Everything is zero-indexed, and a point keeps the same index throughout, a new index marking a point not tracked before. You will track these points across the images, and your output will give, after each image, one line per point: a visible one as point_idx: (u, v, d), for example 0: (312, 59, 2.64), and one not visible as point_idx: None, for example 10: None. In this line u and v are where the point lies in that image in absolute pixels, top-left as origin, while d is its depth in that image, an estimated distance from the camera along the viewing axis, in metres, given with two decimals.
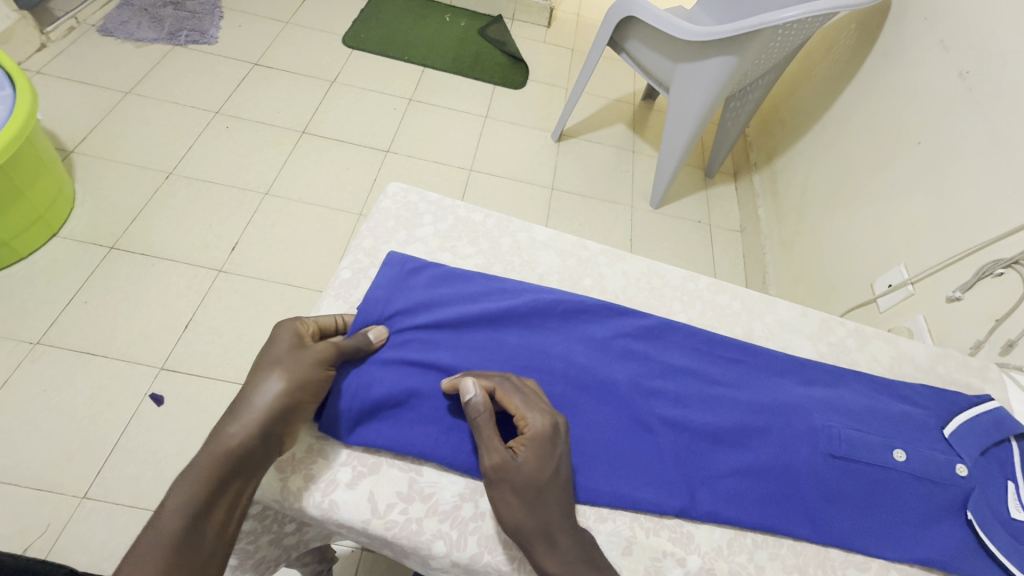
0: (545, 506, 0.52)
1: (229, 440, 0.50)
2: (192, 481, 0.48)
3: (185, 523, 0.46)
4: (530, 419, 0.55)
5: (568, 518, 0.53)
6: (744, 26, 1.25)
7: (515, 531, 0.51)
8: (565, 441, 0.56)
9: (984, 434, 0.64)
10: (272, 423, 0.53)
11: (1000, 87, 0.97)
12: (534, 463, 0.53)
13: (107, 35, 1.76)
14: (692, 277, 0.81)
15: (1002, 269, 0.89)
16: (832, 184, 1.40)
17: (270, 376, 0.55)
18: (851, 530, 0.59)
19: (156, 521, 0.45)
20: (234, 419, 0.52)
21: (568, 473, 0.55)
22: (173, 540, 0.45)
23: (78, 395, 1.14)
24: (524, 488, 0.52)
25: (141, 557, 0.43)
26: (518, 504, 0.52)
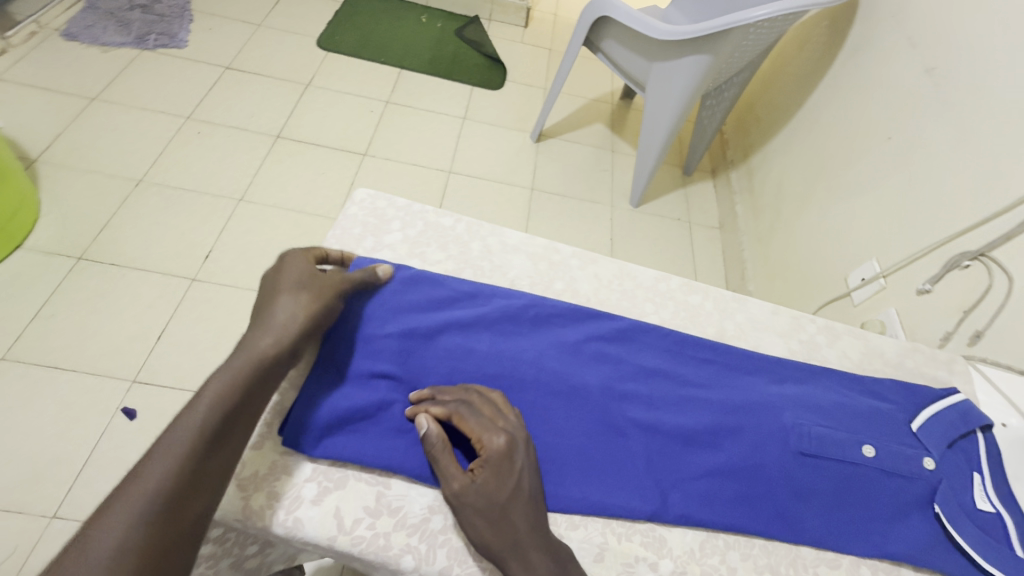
0: (514, 523, 0.51)
1: (260, 351, 0.54)
2: (226, 379, 0.51)
3: (217, 417, 0.48)
4: (485, 439, 0.54)
5: (539, 531, 0.52)
6: (715, 26, 1.26)
7: (488, 554, 0.51)
8: (526, 456, 0.56)
9: (949, 427, 0.65)
10: (300, 337, 0.57)
11: (964, 82, 0.99)
12: (493, 483, 0.53)
13: (71, 39, 1.71)
14: (664, 278, 0.81)
15: (968, 261, 0.91)
16: (806, 179, 1.42)
17: (294, 296, 0.59)
18: (822, 528, 0.60)
19: (190, 410, 0.48)
20: (265, 331, 0.56)
21: (532, 488, 0.54)
22: (205, 430, 0.47)
23: (45, 412, 1.10)
24: (488, 510, 0.52)
25: (172, 440, 0.46)
26: (484, 527, 0.51)
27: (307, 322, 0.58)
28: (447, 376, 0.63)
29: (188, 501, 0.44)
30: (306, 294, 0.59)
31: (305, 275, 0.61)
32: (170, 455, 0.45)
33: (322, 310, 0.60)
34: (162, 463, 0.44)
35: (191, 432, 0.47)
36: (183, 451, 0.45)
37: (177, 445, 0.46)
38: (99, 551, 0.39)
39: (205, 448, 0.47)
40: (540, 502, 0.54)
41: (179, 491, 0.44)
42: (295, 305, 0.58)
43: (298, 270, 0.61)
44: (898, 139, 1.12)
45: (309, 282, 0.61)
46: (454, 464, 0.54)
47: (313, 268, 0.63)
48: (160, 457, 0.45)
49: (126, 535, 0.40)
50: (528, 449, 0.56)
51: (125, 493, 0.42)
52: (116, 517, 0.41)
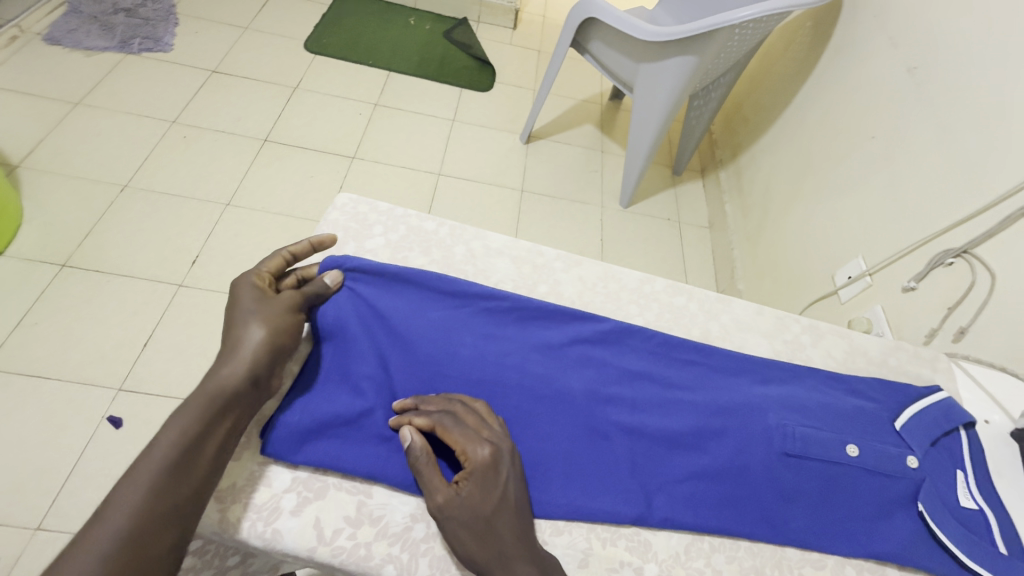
0: (499, 536, 0.50)
1: (222, 379, 0.52)
2: (195, 403, 0.50)
3: (187, 443, 0.47)
4: (469, 450, 0.53)
5: (524, 544, 0.51)
6: (701, 26, 1.27)
7: (475, 567, 0.50)
8: (512, 466, 0.55)
9: (933, 424, 0.66)
10: (264, 358, 0.55)
11: (945, 81, 0.99)
12: (479, 495, 0.52)
13: (54, 43, 1.68)
14: (648, 280, 0.81)
15: (952, 258, 0.91)
16: (793, 178, 1.43)
17: (252, 317, 0.56)
18: (807, 528, 0.60)
19: (158, 438, 0.47)
20: (223, 363, 0.53)
21: (518, 499, 0.54)
22: (169, 463, 0.46)
23: (29, 422, 1.08)
24: (473, 522, 0.51)
25: (133, 480, 0.44)
26: (470, 541, 0.50)
27: (267, 343, 0.56)
28: (429, 383, 0.62)
29: (161, 528, 0.43)
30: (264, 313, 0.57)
31: (261, 293, 0.59)
32: (139, 485, 0.44)
33: (283, 330, 0.58)
34: (131, 495, 0.43)
35: (161, 460, 0.46)
36: (148, 486, 0.44)
37: (146, 474, 0.45)
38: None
39: (178, 475, 0.46)
40: (526, 513, 0.54)
41: (151, 521, 0.43)
42: (253, 325, 0.56)
43: (252, 289, 0.59)
44: (882, 138, 1.13)
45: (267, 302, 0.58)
46: (439, 477, 0.54)
47: (266, 290, 0.60)
48: (130, 489, 0.44)
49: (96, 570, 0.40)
50: (513, 460, 0.56)
51: (94, 528, 0.41)
52: (86, 554, 0.40)
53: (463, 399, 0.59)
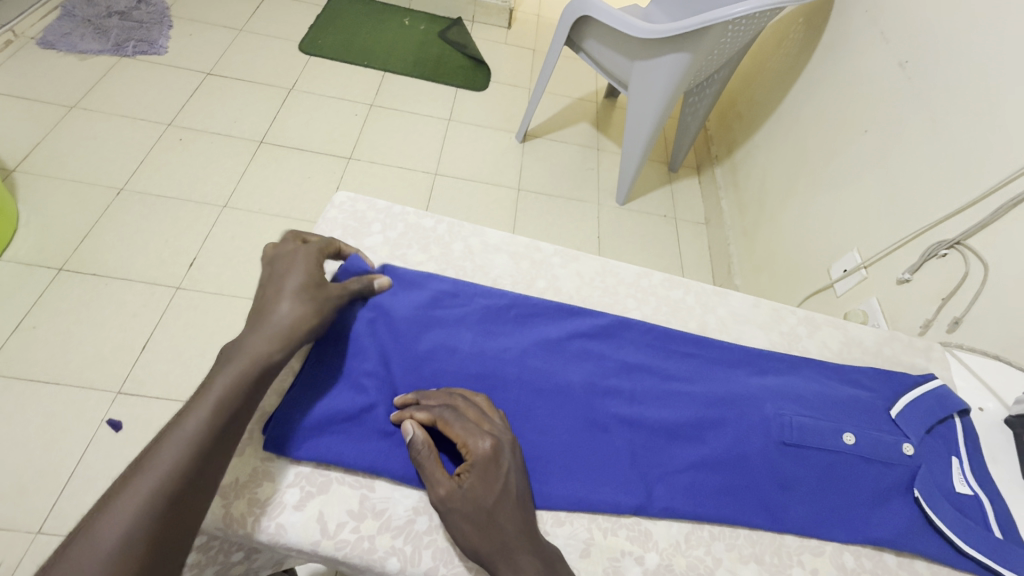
0: (502, 527, 0.51)
1: (258, 353, 0.53)
2: (222, 384, 0.50)
3: (212, 425, 0.48)
4: (470, 443, 0.54)
5: (527, 533, 0.51)
6: (695, 23, 1.27)
7: (478, 558, 0.50)
8: (513, 458, 0.55)
9: (928, 412, 0.67)
10: (303, 336, 0.57)
11: (936, 74, 1.00)
12: (481, 488, 0.52)
13: (48, 47, 1.68)
14: (646, 274, 0.82)
15: (946, 250, 0.92)
16: (788, 173, 1.43)
17: (302, 295, 0.58)
18: (805, 516, 0.61)
19: (184, 417, 0.48)
20: (260, 334, 0.54)
21: (520, 490, 0.54)
22: (209, 429, 0.48)
23: (29, 425, 1.08)
24: (475, 514, 0.51)
25: (175, 441, 0.46)
26: (473, 533, 0.51)
27: (302, 325, 0.57)
28: (430, 378, 0.63)
29: (180, 509, 0.44)
30: (313, 295, 0.59)
31: (314, 274, 0.61)
32: (162, 464, 0.45)
33: (324, 314, 0.60)
34: (154, 472, 0.44)
35: (185, 440, 0.46)
36: (187, 449, 0.46)
37: (171, 452, 0.46)
38: (88, 562, 0.40)
39: (200, 456, 0.46)
40: (528, 505, 0.54)
41: (171, 501, 0.44)
42: (301, 303, 0.58)
43: (304, 269, 0.60)
44: (875, 132, 1.14)
45: (318, 283, 0.61)
46: (441, 470, 0.54)
47: (315, 272, 0.61)
48: (154, 466, 0.45)
49: (116, 545, 0.41)
50: (515, 452, 0.56)
51: (116, 502, 0.42)
52: (108, 528, 0.41)
53: (465, 394, 0.60)
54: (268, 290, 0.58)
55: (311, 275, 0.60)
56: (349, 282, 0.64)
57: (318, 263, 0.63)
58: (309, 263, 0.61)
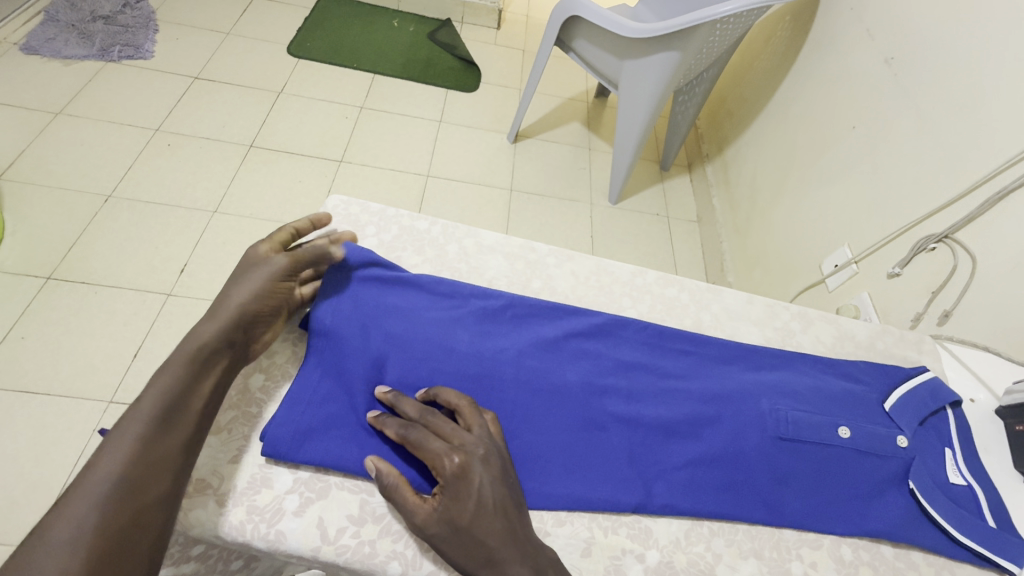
0: (479, 544, 0.49)
1: (198, 338, 0.55)
2: (169, 372, 0.52)
3: (157, 418, 0.49)
4: (438, 463, 0.52)
5: (512, 542, 0.50)
6: (685, 22, 1.28)
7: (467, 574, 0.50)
8: (487, 469, 0.53)
9: (921, 404, 0.68)
10: (244, 319, 0.58)
11: (921, 70, 1.02)
12: (453, 507, 0.51)
13: (32, 53, 1.66)
14: (640, 273, 0.82)
15: (934, 244, 0.94)
16: (778, 169, 1.45)
17: (242, 275, 0.60)
18: (803, 510, 0.61)
19: (128, 413, 0.48)
20: (204, 322, 0.57)
21: (500, 499, 0.52)
22: (157, 415, 0.49)
23: (19, 438, 1.06)
24: (455, 535, 0.50)
25: (123, 432, 0.47)
26: (453, 553, 0.50)
27: (241, 308, 0.58)
28: (426, 380, 0.63)
29: (147, 489, 0.46)
30: (256, 276, 0.60)
31: (260, 256, 0.62)
32: (121, 452, 0.46)
33: (266, 283, 0.60)
34: (113, 460, 0.45)
35: (132, 429, 0.47)
36: (136, 437, 0.47)
37: (118, 444, 0.46)
38: (41, 554, 0.40)
39: (157, 440, 0.48)
40: (512, 514, 0.52)
41: (125, 491, 0.45)
42: (238, 282, 0.59)
43: (251, 255, 0.62)
44: (862, 128, 1.15)
45: (261, 260, 0.61)
46: (416, 494, 0.53)
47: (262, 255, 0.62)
48: (112, 454, 0.46)
49: (69, 536, 0.41)
50: (492, 461, 0.54)
51: (69, 495, 0.43)
52: (73, 516, 0.42)
53: (436, 405, 0.58)
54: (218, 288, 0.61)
55: (247, 254, 0.62)
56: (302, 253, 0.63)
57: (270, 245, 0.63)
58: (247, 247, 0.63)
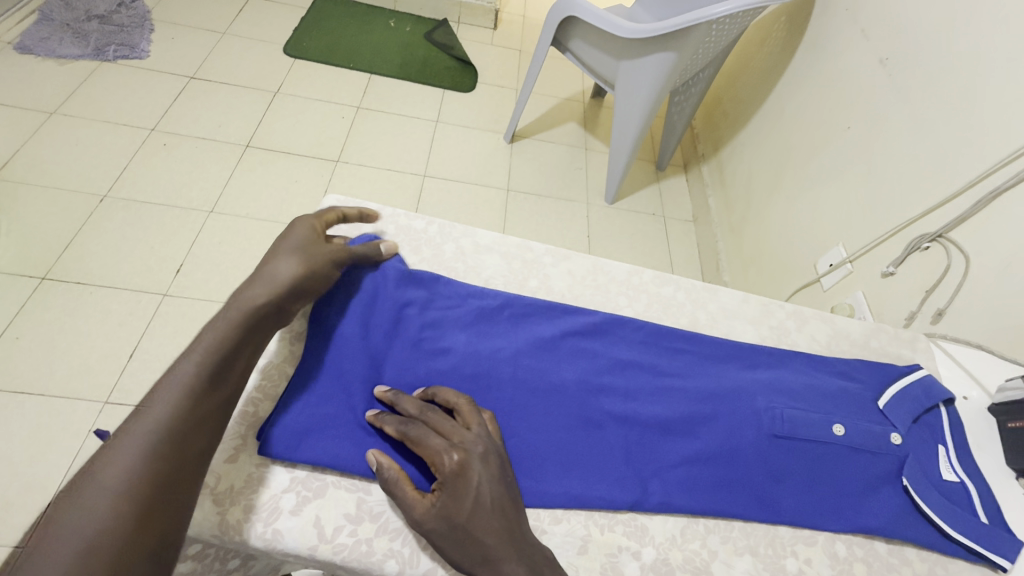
0: (477, 541, 0.50)
1: (248, 302, 0.55)
2: (217, 329, 0.52)
3: (204, 375, 0.49)
4: (438, 460, 0.52)
5: (509, 540, 0.50)
6: (681, 23, 1.28)
7: (466, 571, 0.50)
8: (485, 467, 0.53)
9: (914, 401, 0.68)
10: (296, 288, 0.58)
11: (915, 71, 1.03)
12: (451, 504, 0.51)
13: (26, 52, 1.65)
14: (637, 272, 0.82)
15: (928, 243, 0.94)
16: (773, 169, 1.46)
17: (294, 248, 0.61)
18: (798, 507, 0.62)
19: (174, 369, 0.49)
20: (255, 285, 0.56)
21: (497, 496, 0.52)
22: (204, 372, 0.50)
23: (13, 438, 1.06)
24: (452, 532, 0.50)
25: (170, 385, 0.48)
26: (450, 550, 0.50)
27: (293, 278, 0.58)
28: (424, 378, 0.63)
29: (156, 482, 0.43)
30: (307, 249, 0.61)
31: (311, 235, 0.63)
32: (132, 441, 0.44)
33: (320, 263, 0.61)
34: (124, 450, 0.44)
35: (180, 383, 0.48)
36: (184, 391, 0.48)
37: (166, 395, 0.47)
38: (93, 497, 0.41)
39: (195, 398, 0.48)
40: (510, 512, 0.52)
41: (171, 441, 0.46)
42: (295, 253, 0.60)
43: (303, 231, 0.63)
44: (857, 128, 1.16)
45: (309, 237, 0.63)
46: (414, 490, 0.53)
47: (313, 234, 0.64)
48: (125, 442, 0.44)
49: (118, 479, 0.42)
50: (490, 459, 0.54)
51: (118, 442, 0.44)
52: (77, 505, 0.40)
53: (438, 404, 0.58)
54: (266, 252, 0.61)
55: (306, 232, 0.63)
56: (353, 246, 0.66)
57: (320, 229, 0.65)
58: (304, 223, 0.64)
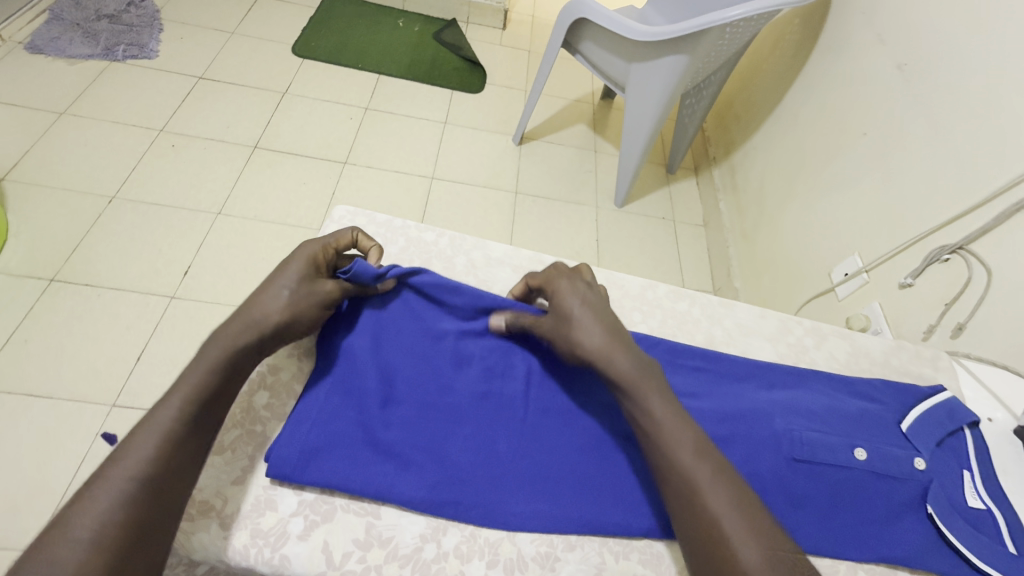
0: (590, 328, 0.62)
1: (230, 343, 0.54)
2: (200, 370, 0.51)
3: (186, 418, 0.49)
4: (551, 281, 0.68)
5: (616, 337, 0.62)
6: (692, 26, 1.26)
7: (579, 355, 0.61)
8: (585, 286, 0.67)
9: (937, 424, 0.66)
10: (272, 333, 0.56)
11: (934, 77, 1.00)
12: (563, 304, 0.64)
13: (37, 52, 1.65)
14: (651, 286, 0.81)
15: (948, 254, 0.92)
16: (786, 175, 1.43)
17: (285, 286, 0.58)
18: (818, 534, 0.60)
19: (156, 413, 0.48)
20: (234, 323, 0.55)
21: (599, 304, 0.65)
22: (186, 415, 0.49)
23: (22, 441, 1.06)
24: (569, 326, 0.62)
25: (151, 430, 0.47)
26: (571, 340, 0.62)
27: (273, 321, 0.56)
28: (434, 396, 0.62)
29: (130, 536, 0.42)
30: (295, 290, 0.58)
31: (307, 271, 0.60)
32: (111, 487, 0.43)
33: (307, 308, 0.59)
34: (104, 499, 0.42)
35: (159, 428, 0.47)
36: (164, 436, 0.47)
37: (147, 441, 0.46)
38: (65, 548, 0.40)
39: (177, 443, 0.47)
40: (618, 325, 0.63)
41: (150, 488, 0.44)
42: (284, 295, 0.57)
43: (300, 266, 0.60)
44: (873, 134, 1.14)
45: (300, 269, 0.60)
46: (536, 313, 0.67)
47: (309, 269, 0.60)
48: (99, 492, 0.43)
49: (93, 530, 0.41)
50: (589, 285, 0.67)
51: (95, 489, 0.43)
52: (53, 558, 0.39)
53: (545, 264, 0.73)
54: (260, 284, 0.58)
55: (303, 271, 0.59)
56: (347, 283, 0.63)
57: (320, 262, 0.62)
58: (307, 256, 0.61)
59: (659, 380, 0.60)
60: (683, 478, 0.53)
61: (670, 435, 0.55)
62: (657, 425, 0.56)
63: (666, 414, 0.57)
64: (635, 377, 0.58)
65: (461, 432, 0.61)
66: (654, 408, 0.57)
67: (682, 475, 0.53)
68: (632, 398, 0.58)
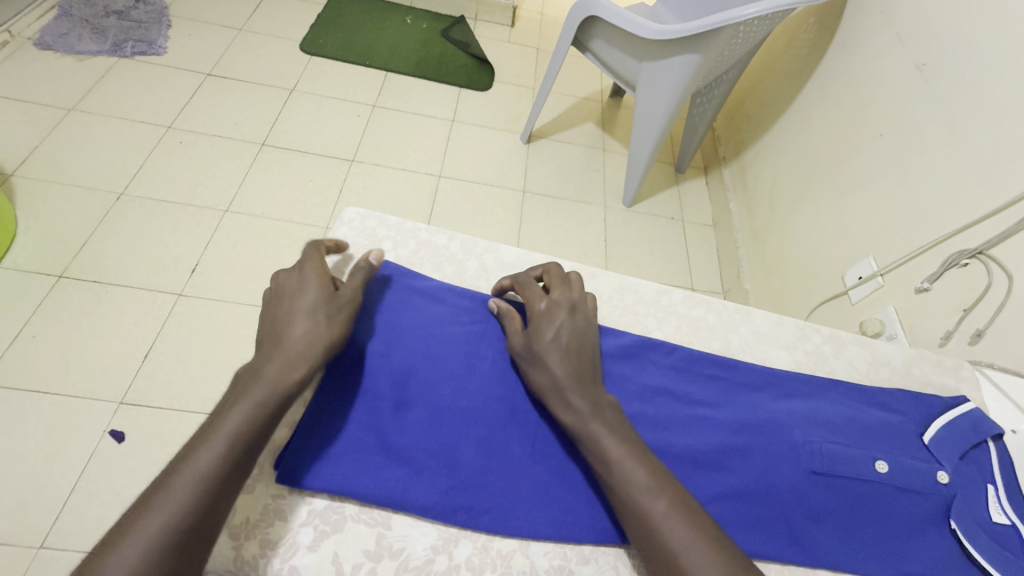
0: (552, 367, 0.59)
1: (274, 379, 0.51)
2: (247, 406, 0.49)
3: (231, 460, 0.45)
4: (534, 301, 0.64)
5: (579, 379, 0.58)
6: (705, 24, 1.24)
7: (539, 394, 0.60)
8: (570, 316, 0.62)
9: (962, 437, 0.64)
10: (320, 357, 0.55)
11: (955, 79, 0.97)
12: (536, 333, 0.61)
13: (45, 48, 1.65)
14: (666, 291, 0.79)
15: (967, 259, 0.90)
16: (799, 177, 1.41)
17: (307, 312, 0.56)
18: (839, 551, 0.58)
19: (201, 450, 0.45)
20: (271, 359, 0.53)
21: (571, 340, 0.61)
22: (231, 456, 0.46)
23: (31, 437, 1.06)
24: (533, 358, 0.60)
25: (195, 469, 0.44)
26: (531, 372, 0.60)
27: (313, 344, 0.55)
28: (449, 397, 0.61)
29: None
30: (321, 311, 0.57)
31: (325, 289, 0.59)
32: (148, 533, 0.40)
33: (342, 326, 0.58)
34: (122, 560, 0.39)
35: (204, 469, 0.44)
36: (207, 478, 0.44)
37: (190, 482, 0.43)
38: None
39: (218, 487, 0.44)
40: (590, 368, 0.60)
41: (188, 536, 0.42)
42: (318, 320, 0.56)
43: (314, 286, 0.58)
44: (890, 136, 1.11)
45: (313, 289, 0.58)
46: (518, 325, 0.65)
47: (324, 288, 0.59)
48: (135, 538, 0.40)
49: None
50: (575, 315, 0.63)
51: (133, 534, 0.40)
52: None
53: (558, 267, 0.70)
54: (279, 315, 0.56)
55: (319, 290, 0.58)
56: (354, 277, 0.63)
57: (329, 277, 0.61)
58: (315, 277, 0.59)
59: (618, 423, 0.56)
60: (634, 528, 0.49)
61: (625, 480, 0.51)
62: (611, 468, 0.52)
63: (621, 457, 0.52)
64: (579, 426, 0.55)
65: (473, 437, 0.59)
66: (610, 447, 0.53)
67: (633, 525, 0.49)
68: (587, 444, 0.54)
